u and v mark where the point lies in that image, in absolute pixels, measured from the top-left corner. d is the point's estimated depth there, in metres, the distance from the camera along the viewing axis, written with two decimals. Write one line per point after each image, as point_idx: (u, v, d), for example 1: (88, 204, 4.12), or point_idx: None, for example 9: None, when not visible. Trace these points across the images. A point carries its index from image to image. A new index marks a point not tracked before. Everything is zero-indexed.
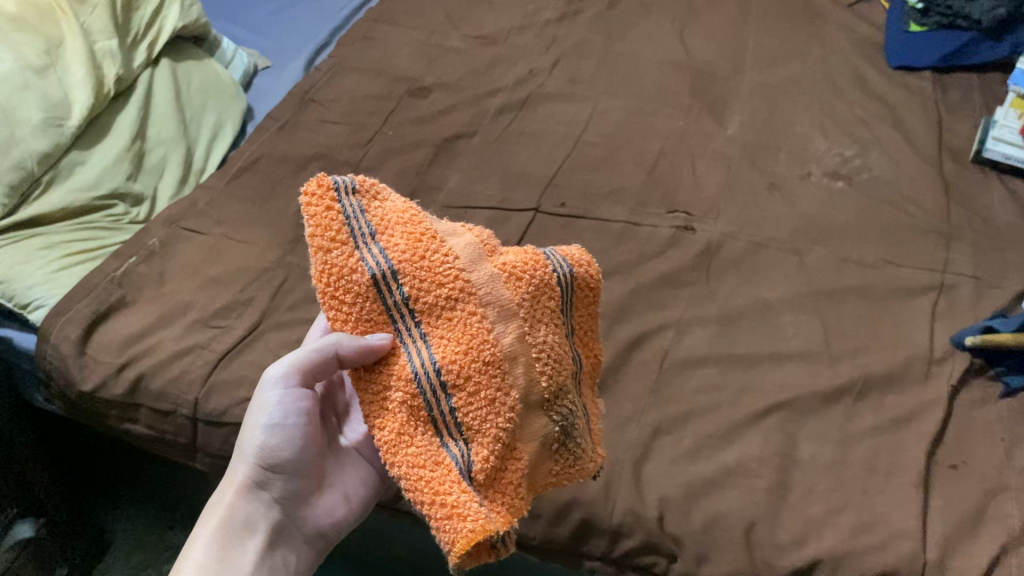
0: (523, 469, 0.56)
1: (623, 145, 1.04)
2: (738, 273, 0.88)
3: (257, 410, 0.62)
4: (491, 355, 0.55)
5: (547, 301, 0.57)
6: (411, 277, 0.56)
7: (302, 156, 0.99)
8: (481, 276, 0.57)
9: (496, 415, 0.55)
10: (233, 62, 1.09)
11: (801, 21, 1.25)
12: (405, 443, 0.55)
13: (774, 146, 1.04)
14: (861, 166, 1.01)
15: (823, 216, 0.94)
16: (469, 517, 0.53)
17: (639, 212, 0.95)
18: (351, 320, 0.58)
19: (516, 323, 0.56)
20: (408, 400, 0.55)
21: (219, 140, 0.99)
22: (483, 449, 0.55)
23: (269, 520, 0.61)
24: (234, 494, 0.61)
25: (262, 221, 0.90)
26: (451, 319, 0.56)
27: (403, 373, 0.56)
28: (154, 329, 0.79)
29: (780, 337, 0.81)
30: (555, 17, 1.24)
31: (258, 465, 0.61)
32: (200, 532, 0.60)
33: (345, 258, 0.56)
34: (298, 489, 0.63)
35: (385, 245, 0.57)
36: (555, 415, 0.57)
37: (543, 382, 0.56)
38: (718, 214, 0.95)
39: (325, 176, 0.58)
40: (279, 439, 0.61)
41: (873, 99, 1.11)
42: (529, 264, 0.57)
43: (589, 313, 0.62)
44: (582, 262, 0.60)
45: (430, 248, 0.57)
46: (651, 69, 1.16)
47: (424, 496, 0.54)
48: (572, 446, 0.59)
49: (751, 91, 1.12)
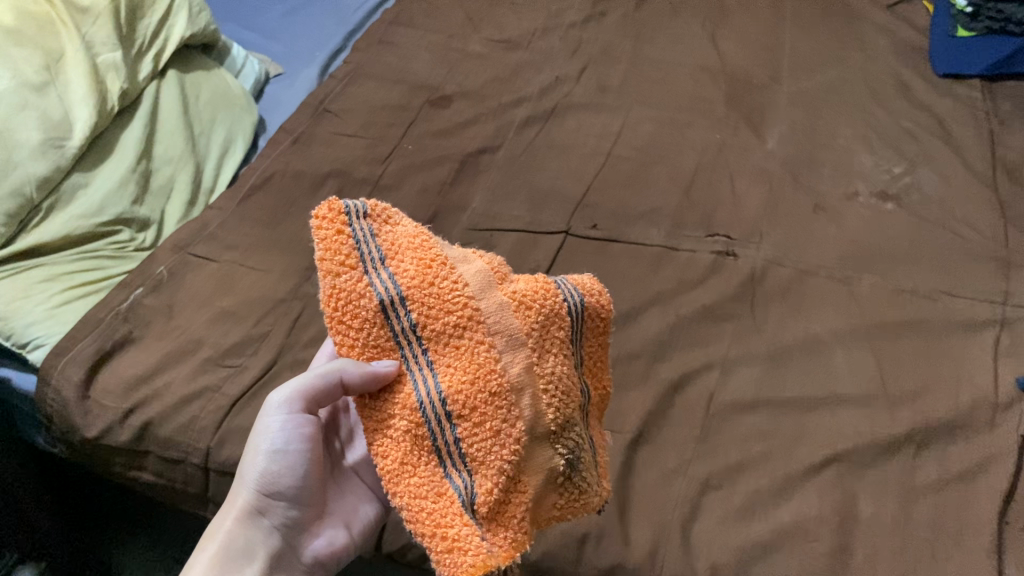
0: (528, 502, 0.52)
1: (657, 160, 0.98)
2: (785, 303, 0.82)
3: (259, 434, 0.59)
4: (498, 386, 0.52)
5: (557, 331, 0.54)
6: (421, 303, 0.53)
7: (319, 173, 0.93)
8: (490, 304, 0.53)
9: (501, 447, 0.51)
10: (244, 71, 1.03)
11: (839, 24, 1.19)
12: (408, 473, 0.53)
13: (817, 161, 0.97)
14: (911, 184, 0.95)
15: (873, 240, 0.88)
16: (470, 550, 0.50)
17: (675, 235, 0.89)
18: (358, 345, 0.55)
19: (524, 352, 0.53)
20: (412, 428, 0.53)
21: (229, 157, 0.94)
22: (487, 481, 0.52)
23: (269, 548, 0.58)
24: (233, 520, 0.58)
25: (279, 249, 0.85)
26: (459, 347, 0.53)
27: (409, 402, 0.53)
28: (162, 369, 0.74)
29: (833, 377, 0.76)
30: (580, 19, 1.18)
31: (259, 491, 0.58)
32: (198, 558, 0.57)
33: (354, 282, 0.54)
34: (300, 515, 0.60)
35: (395, 269, 0.54)
36: (562, 447, 0.53)
37: (550, 413, 0.52)
38: (761, 237, 0.89)
39: (337, 201, 0.56)
40: (281, 465, 0.58)
41: (918, 109, 1.05)
42: (539, 292, 0.54)
43: (598, 343, 0.59)
44: (593, 291, 0.57)
45: (439, 274, 0.54)
46: (683, 76, 1.09)
47: (426, 527, 0.52)
48: (577, 479, 0.54)
49: (790, 100, 1.06)
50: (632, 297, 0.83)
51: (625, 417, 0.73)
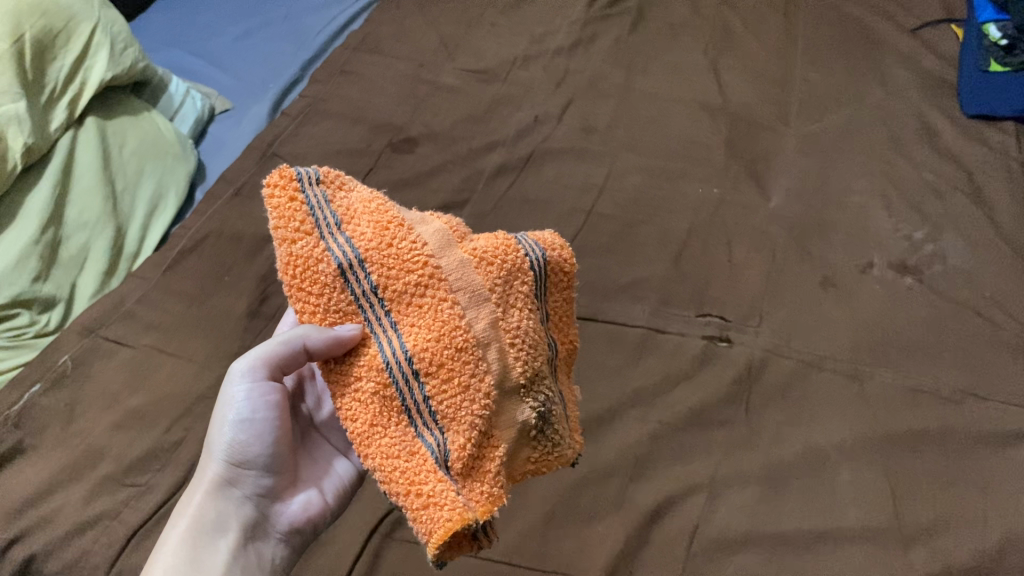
0: (502, 457, 0.47)
1: (644, 219, 0.86)
2: (786, 406, 0.71)
3: (223, 404, 0.53)
4: (464, 341, 0.46)
5: (521, 286, 0.48)
6: (381, 265, 0.47)
7: (258, 235, 0.83)
8: (451, 261, 0.48)
9: (470, 403, 0.46)
10: (182, 109, 0.91)
11: (857, 53, 1.07)
12: (378, 434, 0.47)
13: (827, 224, 0.85)
14: (934, 253, 0.83)
15: (887, 324, 0.77)
16: (446, 504, 0.45)
17: (661, 313, 0.78)
18: (319, 312, 0.49)
19: (490, 308, 0.47)
20: (380, 390, 0.47)
21: (158, 214, 0.83)
22: (459, 436, 0.46)
23: (243, 519, 0.52)
24: (201, 493, 0.52)
25: (205, 331, 0.75)
26: (422, 306, 0.47)
27: (374, 363, 0.47)
28: (57, 487, 0.64)
29: (838, 504, 0.65)
30: (566, 45, 1.06)
31: (227, 461, 0.52)
32: (168, 534, 0.52)
33: (309, 248, 0.48)
34: (274, 484, 0.54)
35: (352, 233, 0.48)
36: (534, 401, 0.48)
37: (520, 367, 0.47)
38: (761, 319, 0.77)
39: (286, 166, 0.50)
40: (248, 435, 0.52)
41: (944, 157, 0.93)
42: (501, 247, 0.48)
43: (565, 299, 0.53)
44: (556, 244, 0.51)
45: (398, 235, 0.48)
46: (678, 114, 0.97)
47: (400, 486, 0.46)
48: (551, 433, 0.49)
49: (799, 146, 0.94)
50: (605, 395, 0.72)
51: (591, 557, 0.62)
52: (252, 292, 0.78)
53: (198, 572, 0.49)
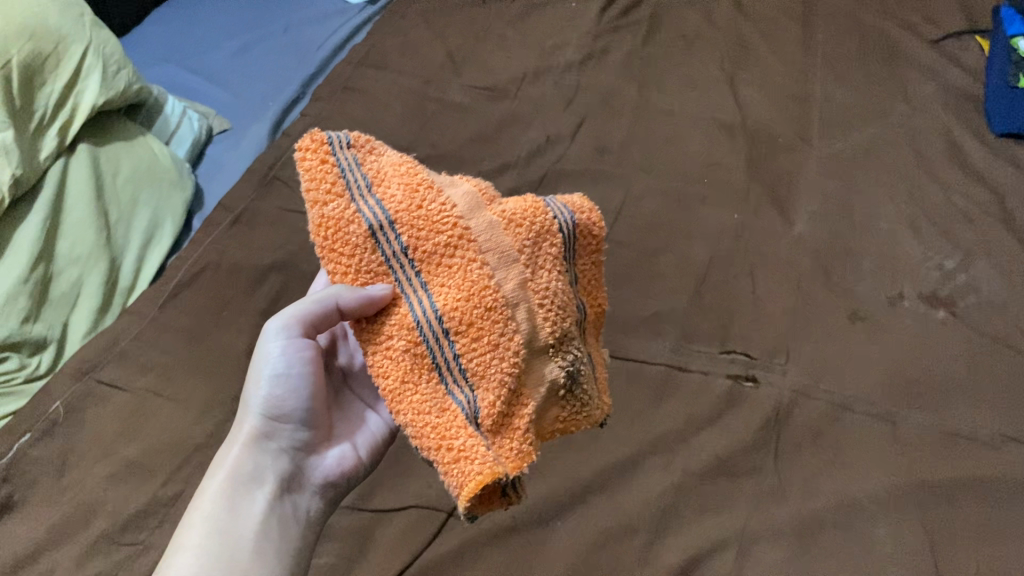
0: (531, 414, 0.48)
1: (662, 248, 0.83)
2: (817, 453, 0.68)
3: (258, 361, 0.55)
4: (493, 300, 0.47)
5: (551, 247, 0.49)
6: (410, 226, 0.49)
7: (259, 266, 0.79)
8: (481, 223, 0.49)
9: (500, 360, 0.47)
10: (179, 132, 0.87)
11: (878, 66, 1.03)
12: (409, 391, 0.48)
13: (853, 252, 0.82)
14: (966, 283, 0.79)
15: (921, 363, 0.73)
16: (475, 460, 0.45)
17: (683, 350, 0.75)
18: (351, 272, 0.50)
19: (519, 269, 0.48)
20: (410, 347, 0.48)
21: (154, 245, 0.79)
22: (489, 394, 0.47)
23: (279, 471, 0.54)
24: (239, 447, 0.54)
25: (204, 372, 0.71)
26: (451, 266, 0.48)
27: (405, 321, 0.48)
28: (48, 546, 0.60)
29: (875, 562, 0.62)
30: (577, 59, 1.02)
31: (264, 415, 0.54)
32: (208, 486, 0.53)
33: (340, 210, 0.50)
34: (308, 438, 0.56)
35: (381, 195, 0.50)
36: (563, 360, 0.49)
37: (549, 326, 0.48)
38: (787, 357, 0.73)
39: (318, 132, 0.52)
40: (283, 389, 0.54)
41: (974, 178, 0.89)
42: (529, 209, 0.49)
43: (594, 262, 0.53)
44: (585, 208, 0.52)
45: (427, 197, 0.49)
46: (695, 133, 0.94)
47: (431, 442, 0.47)
48: (579, 391, 0.51)
49: (821, 167, 0.90)
50: (626, 440, 0.68)
51: None
52: (253, 328, 0.74)
53: (235, 519, 0.51)
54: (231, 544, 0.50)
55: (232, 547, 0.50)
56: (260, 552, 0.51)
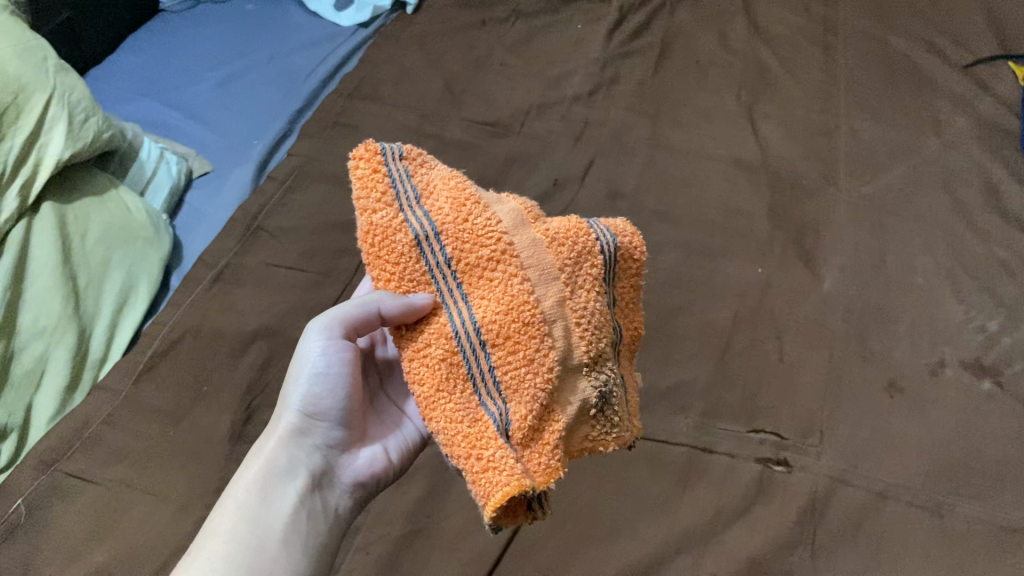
0: (562, 432, 0.46)
1: (681, 308, 0.77)
2: (856, 551, 0.61)
3: (299, 357, 0.51)
4: (531, 316, 0.45)
5: (592, 268, 0.47)
6: (456, 238, 0.47)
7: (243, 331, 0.72)
8: (524, 239, 0.47)
9: (534, 375, 0.45)
10: (155, 179, 0.80)
11: (906, 96, 0.96)
12: (441, 399, 0.46)
13: (888, 312, 0.75)
14: (1012, 348, 0.73)
15: (967, 444, 0.67)
16: (504, 469, 0.44)
17: (707, 429, 0.68)
18: (394, 280, 0.48)
19: (559, 287, 0.46)
20: (447, 357, 0.46)
21: (128, 309, 0.73)
22: (521, 408, 0.45)
23: (313, 469, 0.51)
24: (275, 441, 0.51)
25: (182, 460, 0.64)
26: (492, 279, 0.46)
27: (443, 331, 0.46)
28: None
29: None
30: (585, 91, 0.96)
31: (301, 411, 0.51)
32: (238, 478, 0.50)
33: (388, 219, 0.48)
34: (344, 438, 0.52)
35: (430, 208, 0.48)
36: (597, 380, 0.47)
37: (586, 346, 0.46)
38: (821, 437, 0.67)
39: (372, 141, 0.50)
40: (324, 387, 0.51)
41: (1014, 224, 0.82)
42: (573, 229, 0.47)
43: (632, 286, 0.51)
44: (628, 234, 0.49)
45: (474, 210, 0.47)
46: (714, 175, 0.87)
47: (460, 451, 0.45)
48: (612, 413, 0.48)
49: (851, 213, 0.83)
50: (647, 536, 0.62)
51: None
52: (236, 406, 0.68)
53: (266, 515, 0.48)
54: (260, 540, 0.47)
55: (262, 543, 0.47)
56: (290, 551, 0.47)
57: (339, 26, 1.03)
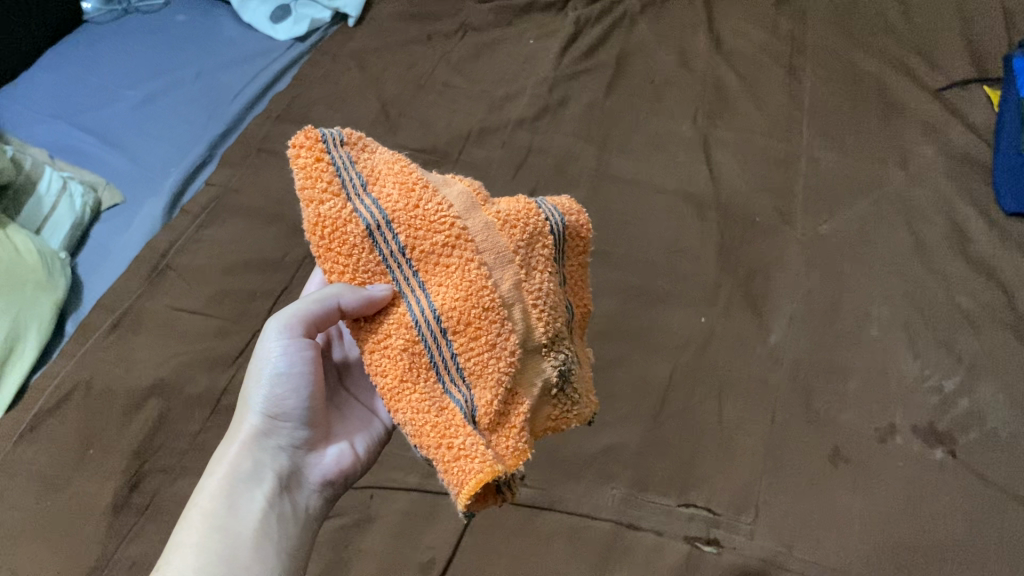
0: (527, 412, 0.44)
1: (615, 363, 0.71)
2: None
3: (257, 357, 0.48)
4: (491, 300, 0.43)
5: (543, 248, 0.45)
6: (409, 226, 0.44)
7: (138, 387, 0.67)
8: (476, 223, 0.45)
9: (497, 360, 0.43)
10: (55, 214, 0.75)
11: (871, 123, 0.90)
12: (406, 390, 0.44)
13: (837, 370, 0.70)
14: (969, 412, 0.67)
15: (912, 524, 0.61)
16: (476, 456, 0.42)
17: (634, 502, 0.63)
18: (348, 271, 0.46)
19: (514, 269, 0.44)
20: (409, 346, 0.44)
21: (16, 359, 0.67)
22: (486, 393, 0.43)
23: (280, 470, 0.48)
24: (238, 445, 0.47)
25: (56, 535, 0.59)
26: (448, 266, 0.44)
27: (403, 321, 0.44)
28: None
29: None
30: (529, 114, 0.90)
31: (264, 413, 0.48)
32: (204, 483, 0.47)
33: (336, 210, 0.45)
34: (310, 437, 0.49)
35: (378, 194, 0.45)
36: (555, 359, 0.45)
37: (545, 326, 0.44)
38: (755, 515, 0.62)
39: (310, 129, 0.47)
40: (286, 387, 0.48)
41: (978, 270, 0.76)
42: (523, 208, 0.45)
43: (580, 264, 0.49)
44: (573, 211, 0.48)
45: (423, 196, 0.45)
46: (660, 212, 0.82)
47: (430, 439, 0.43)
48: (571, 391, 0.47)
49: (805, 255, 0.78)
50: None
51: None
52: (123, 471, 0.62)
53: (234, 520, 0.45)
54: (229, 548, 0.44)
55: (232, 550, 0.44)
56: (261, 556, 0.44)
57: (275, 40, 0.98)
